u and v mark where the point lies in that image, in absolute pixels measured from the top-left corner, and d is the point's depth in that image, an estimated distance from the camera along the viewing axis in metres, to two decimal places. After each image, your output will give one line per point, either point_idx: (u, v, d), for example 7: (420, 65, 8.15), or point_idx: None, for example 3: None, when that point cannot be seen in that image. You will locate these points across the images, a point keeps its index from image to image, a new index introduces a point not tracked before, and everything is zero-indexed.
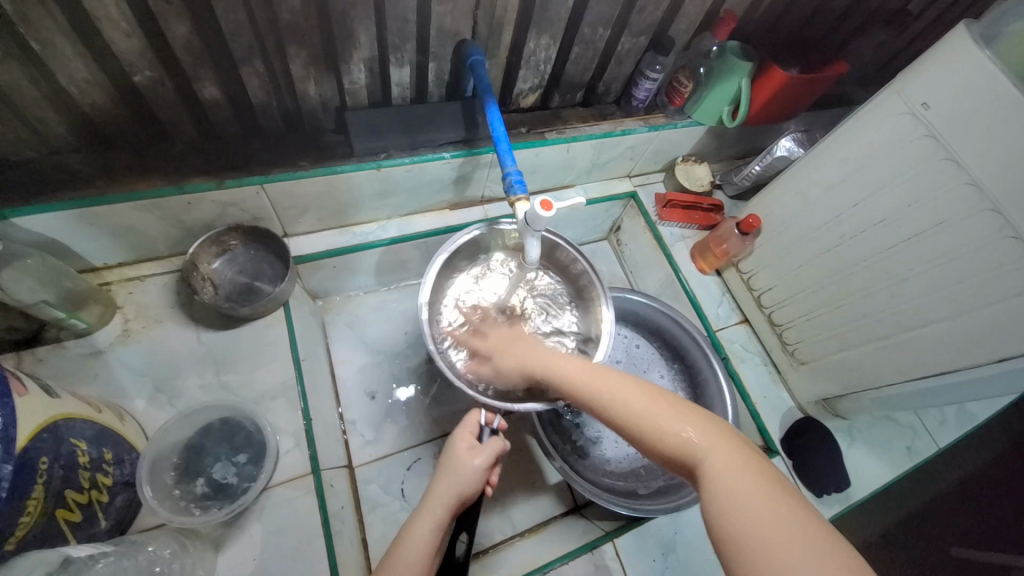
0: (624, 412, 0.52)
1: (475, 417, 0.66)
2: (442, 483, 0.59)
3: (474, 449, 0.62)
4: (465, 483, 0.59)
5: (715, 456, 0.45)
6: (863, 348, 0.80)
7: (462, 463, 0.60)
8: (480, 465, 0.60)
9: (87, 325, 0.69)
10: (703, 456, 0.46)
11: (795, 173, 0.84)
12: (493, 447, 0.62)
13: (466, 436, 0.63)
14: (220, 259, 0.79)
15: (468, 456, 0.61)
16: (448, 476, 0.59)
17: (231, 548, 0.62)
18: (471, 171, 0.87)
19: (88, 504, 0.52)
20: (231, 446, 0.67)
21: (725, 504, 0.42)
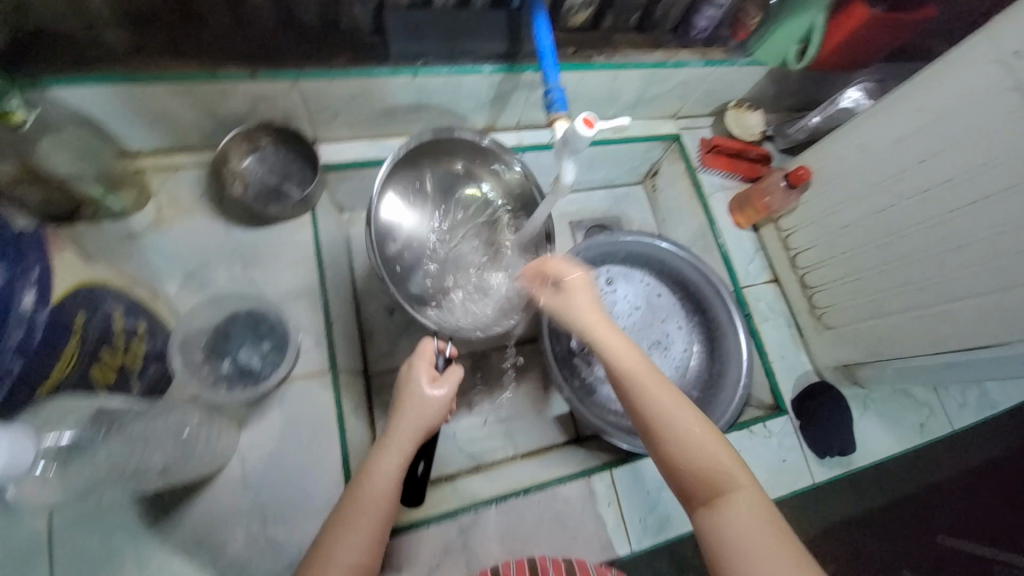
0: (674, 430, 0.56)
1: (429, 345, 0.63)
2: (405, 412, 0.59)
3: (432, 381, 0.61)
4: (429, 414, 0.59)
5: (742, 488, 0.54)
6: (897, 316, 0.77)
7: (424, 396, 0.59)
8: (443, 395, 0.60)
9: (123, 206, 0.71)
10: (734, 485, 0.54)
11: (860, 124, 0.78)
12: (453, 375, 0.61)
13: (421, 367, 0.61)
14: (250, 157, 0.78)
15: (429, 388, 0.60)
16: (407, 413, 0.58)
17: (254, 426, 0.68)
18: (510, 91, 0.83)
19: (124, 367, 0.54)
20: (255, 334, 0.69)
21: (741, 530, 0.51)
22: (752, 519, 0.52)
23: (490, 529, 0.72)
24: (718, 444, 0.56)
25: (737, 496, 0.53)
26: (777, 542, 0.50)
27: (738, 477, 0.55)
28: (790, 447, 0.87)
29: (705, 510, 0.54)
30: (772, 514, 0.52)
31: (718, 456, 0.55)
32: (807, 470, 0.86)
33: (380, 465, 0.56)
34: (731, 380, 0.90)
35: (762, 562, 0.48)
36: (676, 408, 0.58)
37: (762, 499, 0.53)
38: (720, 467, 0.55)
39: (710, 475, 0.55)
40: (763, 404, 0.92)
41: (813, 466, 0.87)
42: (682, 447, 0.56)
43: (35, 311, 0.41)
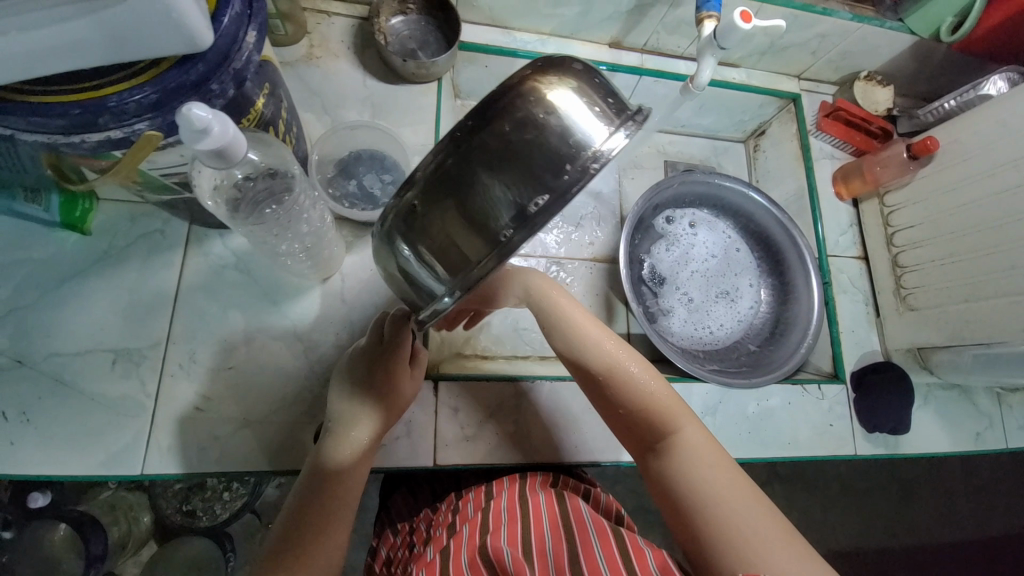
0: (633, 395, 0.62)
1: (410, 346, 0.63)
2: (389, 408, 0.63)
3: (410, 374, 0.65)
4: (404, 406, 0.65)
5: (700, 447, 0.59)
6: (994, 301, 0.75)
7: (402, 392, 0.64)
8: (415, 390, 0.67)
9: (284, 33, 0.77)
10: (691, 441, 0.59)
11: (1006, 97, 0.75)
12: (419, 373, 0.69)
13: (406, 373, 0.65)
14: (397, 19, 0.84)
15: (410, 386, 0.66)
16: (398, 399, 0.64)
17: (357, 253, 0.74)
18: (651, 4, 0.84)
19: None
20: (380, 167, 0.74)
21: (702, 480, 0.56)
22: (699, 455, 0.58)
23: (541, 402, 0.77)
24: (666, 394, 0.62)
25: (683, 436, 0.59)
26: (715, 470, 0.57)
27: (685, 420, 0.61)
28: (839, 415, 0.87)
29: (657, 453, 0.60)
30: (712, 447, 0.59)
31: (667, 405, 0.61)
32: (851, 441, 0.86)
33: (354, 450, 0.59)
34: (795, 339, 0.91)
35: (705, 487, 0.56)
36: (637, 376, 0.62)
37: (705, 437, 0.60)
38: (670, 412, 0.60)
39: (662, 420, 0.60)
40: (820, 372, 0.92)
41: (858, 438, 0.86)
42: (637, 398, 0.61)
43: (253, 52, 0.47)
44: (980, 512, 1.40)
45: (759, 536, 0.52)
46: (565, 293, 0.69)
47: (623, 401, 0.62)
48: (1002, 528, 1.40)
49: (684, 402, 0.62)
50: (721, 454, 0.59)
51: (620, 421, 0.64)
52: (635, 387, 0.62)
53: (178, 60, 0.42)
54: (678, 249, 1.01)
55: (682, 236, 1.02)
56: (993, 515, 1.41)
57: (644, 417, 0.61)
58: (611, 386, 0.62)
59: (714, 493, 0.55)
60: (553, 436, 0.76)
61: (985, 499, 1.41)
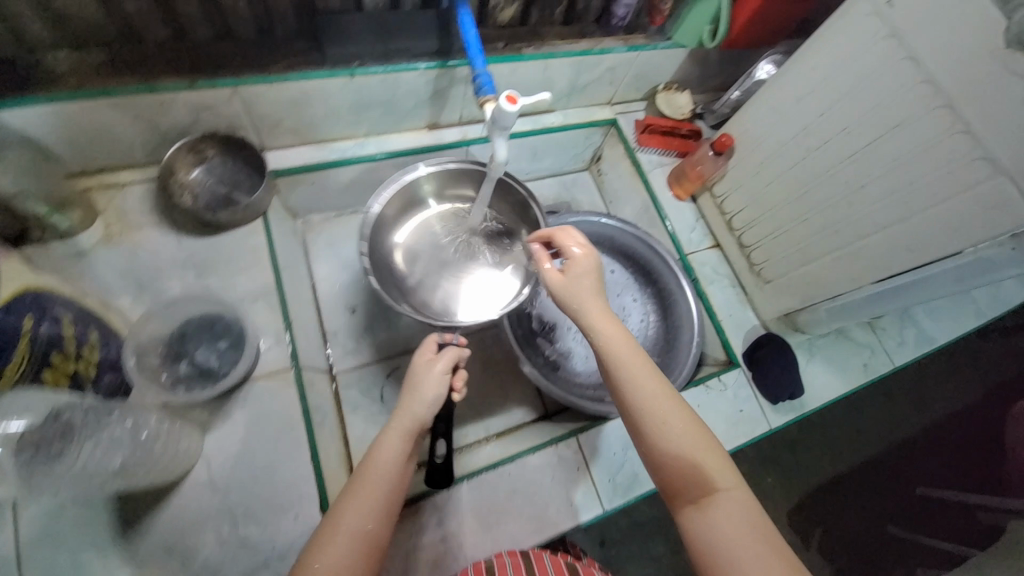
0: (674, 446, 0.57)
1: (431, 340, 0.70)
2: (413, 396, 0.64)
3: (433, 358, 0.66)
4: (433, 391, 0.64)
5: (744, 518, 0.53)
6: (821, 260, 0.82)
7: (429, 375, 0.65)
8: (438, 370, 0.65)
9: (69, 225, 0.71)
10: (730, 503, 0.54)
11: (766, 89, 0.85)
12: (451, 355, 0.67)
13: (426, 357, 0.67)
14: (198, 169, 0.80)
15: (433, 369, 0.65)
16: (416, 385, 0.64)
17: (219, 430, 0.68)
18: (447, 87, 0.88)
19: (70, 383, 0.55)
20: (212, 335, 0.71)
21: (747, 561, 0.50)
22: (735, 522, 0.52)
23: (464, 505, 0.74)
24: (708, 446, 0.57)
25: (724, 496, 0.54)
26: (758, 539, 0.51)
27: (729, 481, 0.55)
28: (745, 398, 0.91)
29: (692, 510, 0.55)
30: (759, 516, 0.53)
31: (711, 463, 0.56)
32: (762, 418, 0.91)
33: (389, 443, 0.61)
34: (685, 342, 0.96)
35: (743, 558, 0.50)
36: (684, 426, 0.58)
37: (751, 504, 0.54)
38: (710, 468, 0.56)
39: (702, 476, 0.55)
40: (717, 361, 0.97)
41: (769, 414, 0.91)
42: (676, 448, 0.57)
43: None
44: (923, 406, 1.49)
45: None
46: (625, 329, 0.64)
47: (667, 449, 0.57)
48: (948, 412, 1.49)
49: (729, 462, 0.57)
50: (766, 526, 0.53)
51: (656, 468, 0.59)
52: (676, 438, 0.57)
53: None
54: None
55: None
56: (934, 403, 1.50)
57: (682, 470, 0.57)
58: (653, 431, 0.58)
59: (754, 566, 0.49)
60: (487, 536, 0.73)
61: (923, 392, 1.51)
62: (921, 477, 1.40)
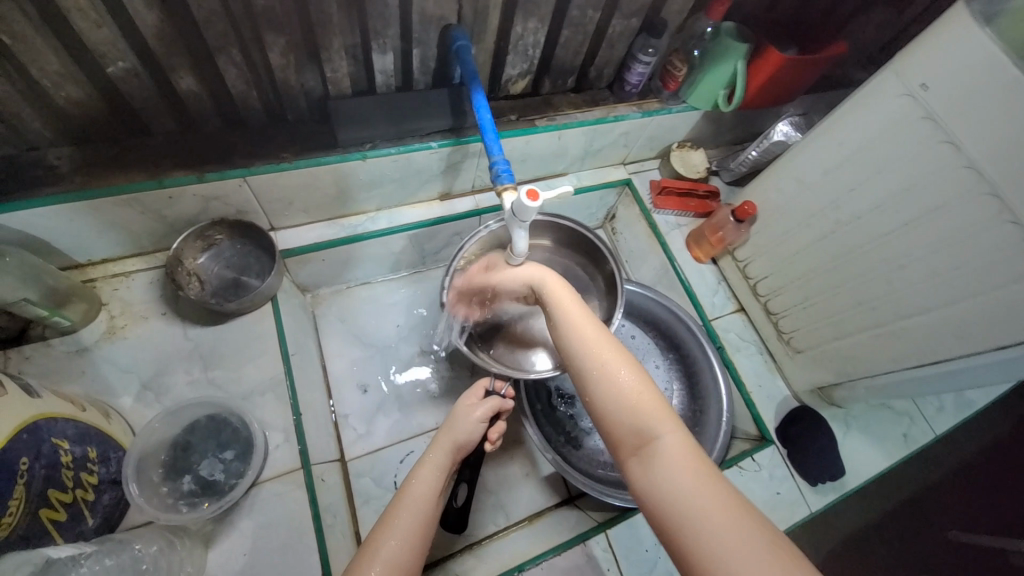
0: (610, 392, 0.53)
1: (479, 387, 0.72)
2: (444, 438, 0.64)
3: (475, 403, 0.68)
4: (464, 435, 0.64)
5: (682, 457, 0.48)
6: (858, 336, 0.79)
7: (465, 419, 0.65)
8: (474, 416, 0.66)
9: (71, 322, 0.68)
10: (670, 447, 0.49)
11: (789, 158, 0.82)
12: (492, 402, 0.67)
13: (470, 401, 0.69)
14: (206, 254, 0.78)
15: (471, 414, 0.66)
16: (453, 422, 0.65)
17: (221, 544, 0.62)
18: (460, 160, 0.86)
19: (65, 516, 0.52)
20: (218, 443, 0.67)
21: (682, 500, 0.45)
22: (678, 463, 0.48)
23: None
24: (645, 389, 0.54)
25: (664, 439, 0.50)
26: (699, 476, 0.47)
27: (668, 422, 0.51)
28: (782, 479, 0.86)
29: (635, 461, 0.50)
30: (701, 453, 0.49)
31: (649, 405, 0.52)
32: (803, 501, 0.85)
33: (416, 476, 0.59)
34: (714, 416, 0.91)
35: (684, 496, 0.45)
36: (620, 373, 0.54)
37: (690, 443, 0.50)
38: (647, 412, 0.52)
39: (639, 421, 0.51)
40: (749, 436, 0.92)
41: (808, 495, 0.85)
42: (612, 396, 0.53)
43: None
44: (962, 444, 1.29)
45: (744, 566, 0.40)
46: (567, 288, 0.65)
47: (602, 398, 0.54)
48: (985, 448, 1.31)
49: (666, 403, 0.53)
50: (709, 464, 0.48)
51: (598, 422, 0.55)
52: (611, 384, 0.54)
53: None
54: None
55: None
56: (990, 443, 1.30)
57: (619, 416, 0.53)
58: (586, 381, 0.56)
59: (695, 505, 0.45)
60: None
61: (984, 423, 1.23)
62: (957, 520, 1.22)
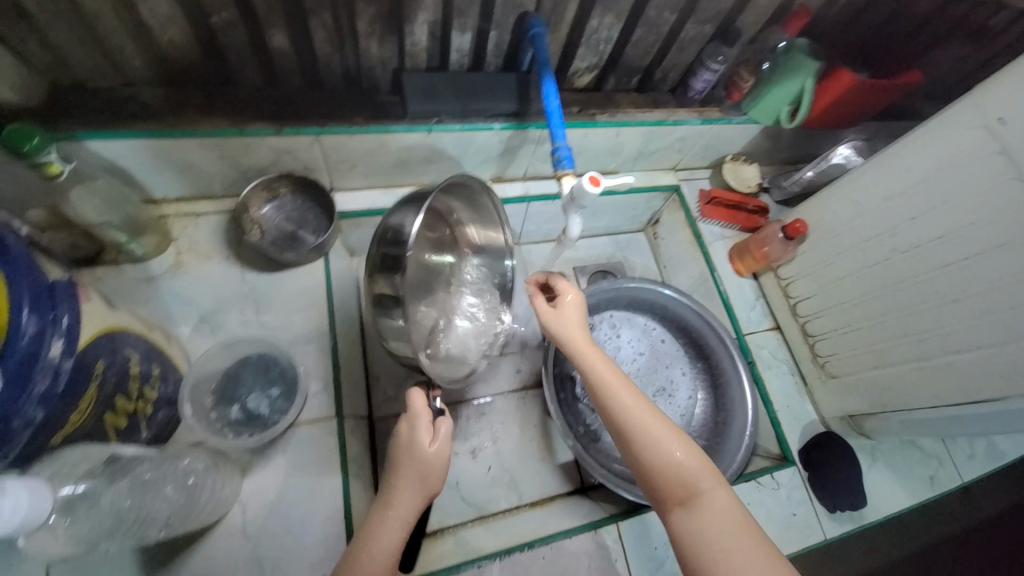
0: (658, 456, 0.58)
1: (420, 400, 0.62)
2: (401, 484, 0.58)
3: (430, 441, 0.60)
4: (426, 479, 0.59)
5: (718, 504, 0.55)
6: (899, 367, 0.78)
7: (422, 457, 0.59)
8: (439, 455, 0.60)
9: (144, 251, 0.73)
10: (706, 496, 0.56)
11: (849, 180, 0.82)
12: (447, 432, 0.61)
13: (419, 437, 0.60)
14: (269, 205, 0.81)
15: (428, 450, 0.59)
16: (407, 480, 0.58)
17: (257, 474, 0.66)
18: (518, 145, 0.88)
19: (128, 421, 0.55)
20: (265, 381, 0.71)
21: (723, 549, 0.52)
22: (724, 520, 0.54)
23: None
24: (691, 451, 0.59)
25: (712, 503, 0.55)
26: (755, 541, 0.53)
27: (709, 481, 0.57)
28: (800, 500, 0.85)
29: (680, 518, 0.56)
30: (738, 506, 0.56)
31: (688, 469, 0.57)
32: (819, 526, 0.84)
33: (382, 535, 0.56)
34: (737, 429, 0.89)
35: (733, 551, 0.52)
36: (666, 440, 0.59)
37: (732, 502, 0.56)
38: (694, 475, 0.57)
39: (685, 484, 0.57)
40: (770, 454, 0.91)
41: (825, 521, 0.85)
42: (660, 463, 0.58)
43: (61, 359, 0.43)
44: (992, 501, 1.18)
45: None
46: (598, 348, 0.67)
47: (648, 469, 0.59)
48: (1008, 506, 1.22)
49: (709, 464, 0.59)
50: (746, 518, 0.55)
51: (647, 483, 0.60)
52: (656, 450, 0.59)
53: None
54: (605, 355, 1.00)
55: (607, 340, 1.01)
56: None
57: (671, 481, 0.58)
58: (629, 446, 0.60)
59: (742, 560, 0.51)
60: None
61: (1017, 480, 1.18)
62: None
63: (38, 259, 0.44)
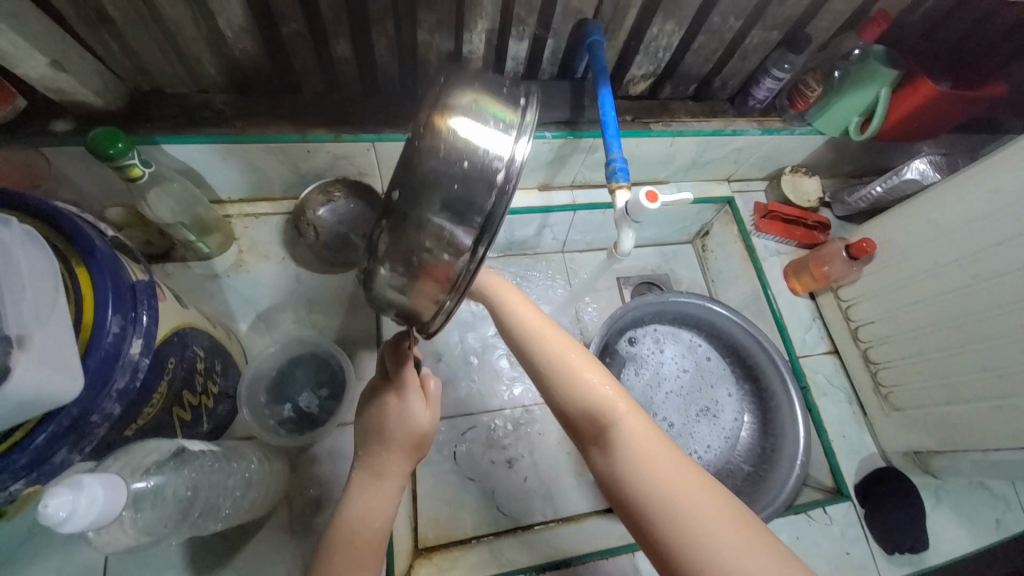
0: (568, 384, 0.57)
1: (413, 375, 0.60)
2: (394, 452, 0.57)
3: (418, 406, 0.59)
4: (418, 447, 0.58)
5: (627, 422, 0.54)
6: (975, 404, 0.72)
7: (414, 425, 0.58)
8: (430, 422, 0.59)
9: (209, 250, 0.76)
10: (618, 419, 0.54)
11: (926, 199, 0.76)
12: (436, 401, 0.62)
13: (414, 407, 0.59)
14: (324, 208, 0.80)
15: (419, 416, 0.58)
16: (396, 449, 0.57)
17: (304, 471, 0.68)
18: (569, 154, 0.86)
19: (192, 415, 0.58)
20: (315, 381, 0.73)
21: (634, 470, 0.51)
22: (639, 440, 0.53)
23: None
24: (602, 376, 0.58)
25: (624, 426, 0.54)
26: (665, 454, 0.51)
27: (623, 404, 0.55)
28: (854, 539, 0.80)
29: (597, 450, 0.55)
30: (653, 427, 0.54)
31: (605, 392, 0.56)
32: (874, 567, 0.79)
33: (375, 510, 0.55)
34: (787, 457, 0.84)
35: (645, 470, 0.50)
36: (580, 367, 0.58)
37: (646, 422, 0.54)
38: (605, 400, 0.56)
39: (596, 409, 0.55)
40: (822, 487, 0.86)
41: (882, 563, 0.79)
42: (569, 392, 0.57)
43: (140, 357, 0.45)
44: None
45: (699, 518, 0.46)
46: (512, 288, 0.68)
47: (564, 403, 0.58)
48: None
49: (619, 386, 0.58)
50: (660, 437, 0.53)
51: (565, 418, 0.59)
52: (565, 378, 0.58)
53: (43, 415, 0.40)
54: (647, 370, 0.97)
55: (650, 355, 0.98)
56: None
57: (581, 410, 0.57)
58: (546, 383, 0.60)
59: (652, 475, 0.50)
60: None
61: None
62: None
63: (123, 260, 0.47)
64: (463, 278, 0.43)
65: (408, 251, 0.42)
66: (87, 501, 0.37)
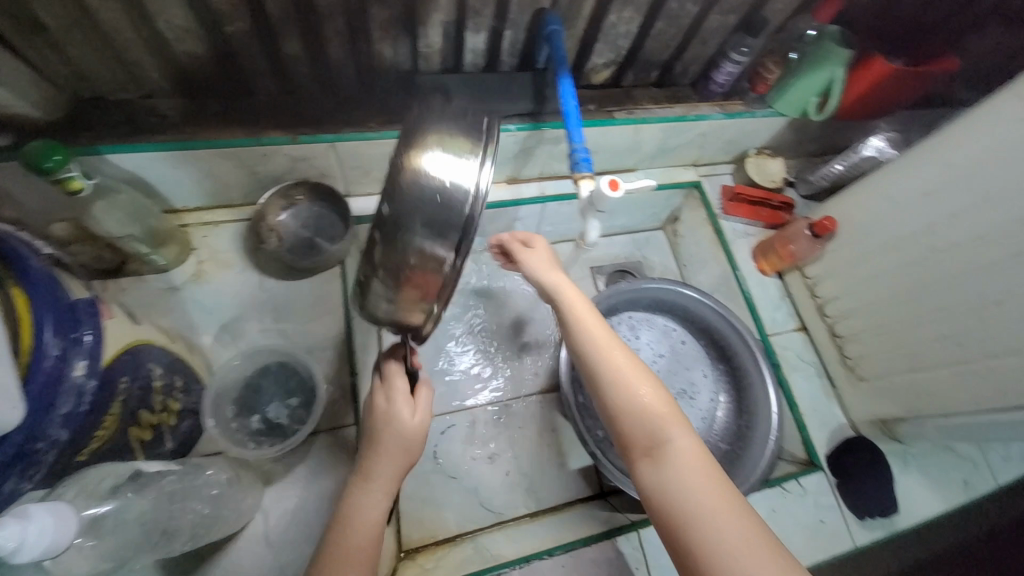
0: (624, 396, 0.57)
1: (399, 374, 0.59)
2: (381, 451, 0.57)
3: (409, 407, 0.58)
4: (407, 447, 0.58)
5: (676, 446, 0.54)
6: (936, 371, 0.75)
7: (402, 426, 0.57)
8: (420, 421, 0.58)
9: (166, 261, 0.73)
10: (671, 440, 0.54)
11: (883, 176, 0.78)
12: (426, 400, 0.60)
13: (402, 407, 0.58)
14: (286, 212, 0.80)
15: (407, 416, 0.57)
16: (382, 453, 0.57)
17: (278, 483, 0.67)
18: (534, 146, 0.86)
19: (152, 435, 0.56)
20: (285, 390, 0.71)
21: (683, 492, 0.51)
22: (688, 463, 0.52)
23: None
24: (656, 392, 0.57)
25: (676, 447, 0.53)
26: (716, 481, 0.51)
27: (679, 428, 0.55)
28: (827, 508, 0.83)
29: (644, 463, 0.55)
30: (706, 453, 0.54)
31: (650, 406, 0.56)
32: (846, 533, 0.82)
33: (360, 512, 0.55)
34: (761, 434, 0.86)
35: (697, 495, 0.50)
36: (640, 384, 0.57)
37: (699, 448, 0.54)
38: (662, 419, 0.55)
39: (653, 425, 0.55)
40: (796, 460, 0.88)
41: (854, 529, 0.82)
42: (620, 403, 0.57)
43: (86, 379, 0.43)
44: None
45: (743, 551, 0.46)
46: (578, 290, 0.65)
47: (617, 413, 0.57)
48: None
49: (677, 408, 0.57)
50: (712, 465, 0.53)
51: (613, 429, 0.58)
52: (624, 390, 0.57)
53: None
54: None
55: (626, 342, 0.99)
56: None
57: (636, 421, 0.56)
58: (602, 389, 0.58)
59: (700, 501, 0.50)
60: None
61: None
62: None
63: (60, 279, 0.45)
64: (449, 286, 0.47)
65: (397, 267, 0.44)
66: (34, 532, 0.36)
